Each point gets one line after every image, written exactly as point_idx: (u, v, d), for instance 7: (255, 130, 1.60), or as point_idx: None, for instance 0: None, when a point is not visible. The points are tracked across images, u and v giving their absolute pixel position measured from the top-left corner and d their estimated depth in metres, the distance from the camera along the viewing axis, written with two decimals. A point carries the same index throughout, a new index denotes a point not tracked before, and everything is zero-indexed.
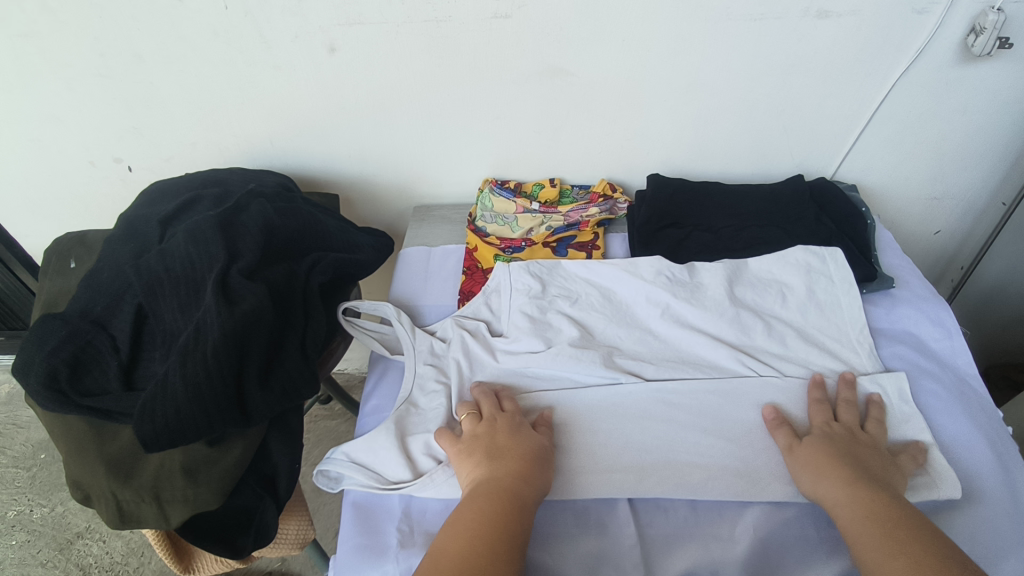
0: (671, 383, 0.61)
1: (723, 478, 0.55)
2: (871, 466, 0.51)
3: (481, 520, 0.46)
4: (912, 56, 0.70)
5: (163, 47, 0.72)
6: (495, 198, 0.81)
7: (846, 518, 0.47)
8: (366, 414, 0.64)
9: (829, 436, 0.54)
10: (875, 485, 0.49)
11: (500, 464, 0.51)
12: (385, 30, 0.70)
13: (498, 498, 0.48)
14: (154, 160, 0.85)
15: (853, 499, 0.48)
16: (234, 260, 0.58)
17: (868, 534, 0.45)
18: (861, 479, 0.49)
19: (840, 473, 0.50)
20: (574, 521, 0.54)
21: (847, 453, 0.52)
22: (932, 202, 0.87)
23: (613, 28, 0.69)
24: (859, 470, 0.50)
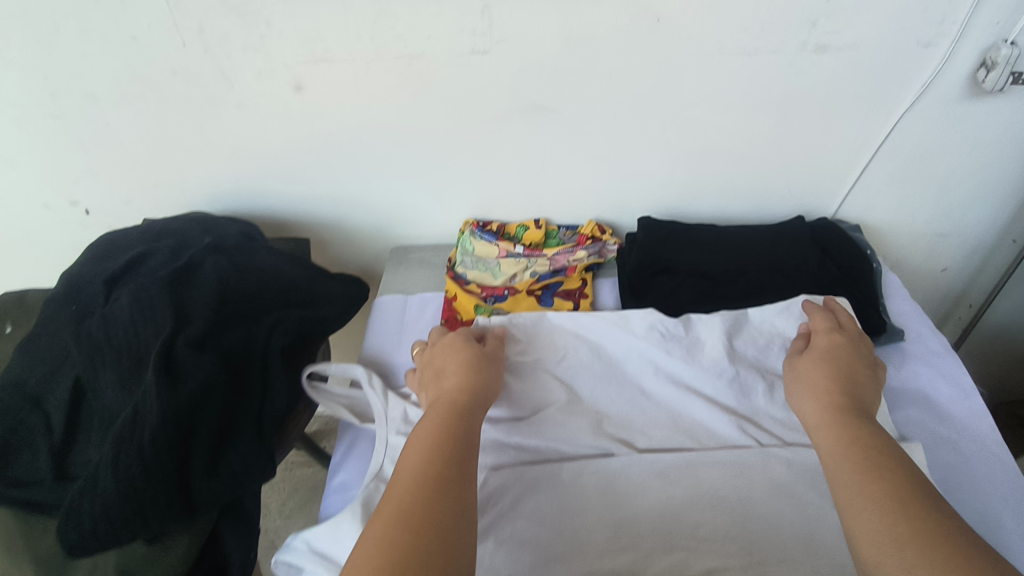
0: (669, 457, 0.56)
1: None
2: (861, 378, 0.52)
3: (437, 423, 0.47)
4: (918, 91, 0.66)
5: (117, 86, 0.67)
6: (476, 241, 0.77)
7: (822, 423, 0.48)
8: (332, 492, 0.58)
9: (824, 350, 0.56)
10: (850, 393, 0.50)
11: (449, 379, 0.54)
12: (355, 67, 0.65)
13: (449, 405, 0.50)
14: (113, 203, 0.80)
15: (830, 410, 0.49)
16: (182, 329, 0.52)
17: (836, 435, 0.46)
18: (840, 390, 0.50)
19: (821, 386, 0.51)
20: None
21: (839, 365, 0.53)
22: (940, 240, 0.82)
23: (599, 64, 0.64)
24: (841, 382, 0.51)
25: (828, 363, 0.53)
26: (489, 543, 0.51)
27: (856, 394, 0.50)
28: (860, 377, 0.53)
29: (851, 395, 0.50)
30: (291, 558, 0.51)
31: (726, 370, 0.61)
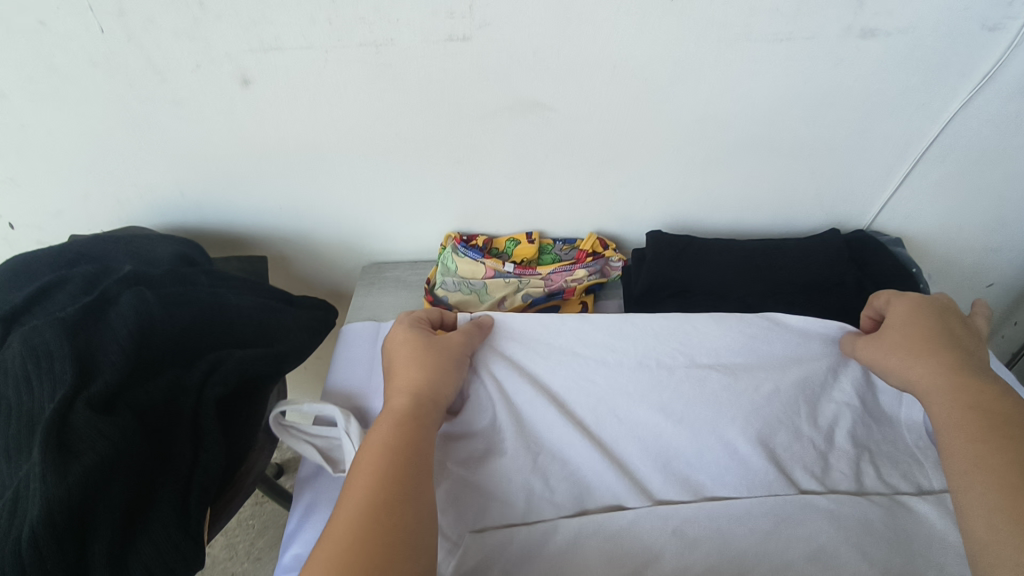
0: (691, 508, 0.46)
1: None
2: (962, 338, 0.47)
3: (389, 433, 0.42)
4: (978, 83, 0.56)
5: (29, 81, 0.57)
6: (460, 259, 0.66)
7: (937, 387, 0.43)
8: (285, 568, 0.47)
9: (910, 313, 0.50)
10: (955, 353, 0.45)
11: (402, 372, 0.49)
12: (312, 57, 0.55)
13: (403, 409, 0.45)
14: (41, 216, 0.69)
15: (942, 373, 0.44)
16: (85, 383, 0.42)
17: (949, 391, 0.42)
18: (940, 349, 0.46)
19: (922, 349, 0.46)
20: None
21: (931, 326, 0.48)
22: (987, 253, 0.72)
23: (602, 52, 0.54)
24: (938, 342, 0.46)
25: (916, 324, 0.49)
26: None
27: (959, 353, 0.45)
28: (958, 336, 0.48)
29: (954, 354, 0.45)
30: None
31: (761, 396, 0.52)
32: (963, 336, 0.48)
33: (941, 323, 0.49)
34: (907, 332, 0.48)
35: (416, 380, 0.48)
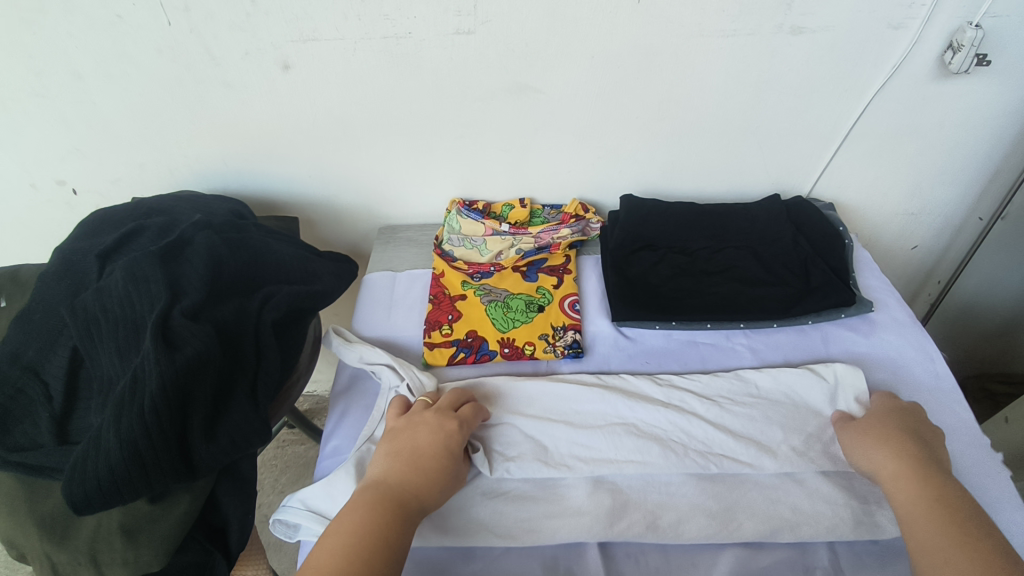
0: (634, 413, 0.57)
1: (695, 518, 0.50)
2: (936, 448, 0.50)
3: (366, 521, 0.43)
4: (889, 72, 0.68)
5: (102, 65, 0.68)
6: (463, 220, 0.79)
7: (900, 481, 0.47)
8: (325, 457, 0.59)
9: (899, 416, 0.53)
10: (923, 448, 0.49)
11: (405, 473, 0.48)
12: (342, 47, 0.66)
13: (385, 500, 0.45)
14: (100, 183, 0.80)
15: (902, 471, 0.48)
16: (177, 299, 0.55)
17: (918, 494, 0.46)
18: (910, 445, 0.50)
19: (896, 443, 0.50)
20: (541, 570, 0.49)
21: (911, 431, 0.51)
22: (910, 218, 0.85)
23: (581, 44, 0.65)
24: (910, 438, 0.50)
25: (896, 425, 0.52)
26: (475, 497, 0.52)
27: (936, 457, 0.49)
28: (934, 441, 0.51)
29: (929, 454, 0.49)
30: (285, 516, 0.52)
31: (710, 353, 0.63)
32: (935, 443, 0.51)
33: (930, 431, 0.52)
34: (891, 428, 0.52)
35: (408, 484, 0.47)
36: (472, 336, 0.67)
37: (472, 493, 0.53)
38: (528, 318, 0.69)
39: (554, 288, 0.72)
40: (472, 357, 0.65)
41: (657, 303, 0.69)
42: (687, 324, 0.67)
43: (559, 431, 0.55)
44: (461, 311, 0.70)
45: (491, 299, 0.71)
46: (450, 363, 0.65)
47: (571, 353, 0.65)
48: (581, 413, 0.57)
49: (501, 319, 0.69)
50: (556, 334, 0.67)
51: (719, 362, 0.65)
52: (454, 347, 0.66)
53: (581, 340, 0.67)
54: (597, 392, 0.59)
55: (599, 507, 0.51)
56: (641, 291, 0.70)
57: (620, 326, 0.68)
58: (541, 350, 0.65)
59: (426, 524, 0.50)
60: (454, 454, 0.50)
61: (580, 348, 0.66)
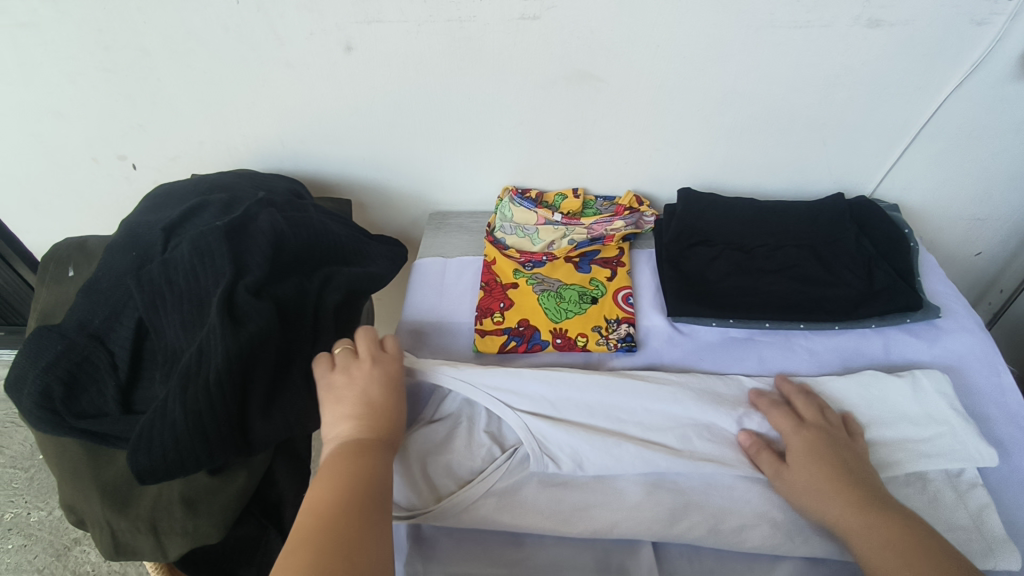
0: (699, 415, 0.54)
1: (760, 525, 0.49)
2: (864, 473, 0.48)
3: (346, 473, 0.44)
4: (967, 69, 0.66)
5: (169, 42, 0.68)
6: (516, 208, 0.78)
7: (851, 525, 0.45)
8: None
9: (811, 444, 0.50)
10: (850, 477, 0.47)
11: (360, 420, 0.48)
12: (406, 29, 0.66)
13: (351, 447, 0.46)
14: (160, 159, 0.82)
15: (854, 503, 0.45)
16: (241, 274, 0.55)
17: (872, 528, 0.44)
18: (839, 476, 0.47)
19: (824, 474, 0.47)
20: (593, 564, 0.49)
21: (836, 459, 0.48)
22: (976, 223, 0.82)
23: (648, 32, 0.64)
24: (850, 472, 0.48)
25: (827, 458, 0.48)
26: (531, 483, 0.52)
27: (865, 483, 0.47)
28: (853, 460, 0.49)
29: (853, 481, 0.47)
30: None
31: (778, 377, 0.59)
32: (861, 467, 0.48)
33: (847, 442, 0.50)
34: (815, 456, 0.49)
35: (376, 429, 0.48)
36: (524, 325, 0.66)
37: (528, 479, 0.52)
38: (582, 309, 0.68)
39: (607, 280, 0.71)
40: (524, 346, 0.64)
41: (713, 299, 0.67)
42: (744, 321, 0.66)
43: (628, 428, 0.53)
44: (513, 299, 0.69)
45: (543, 288, 0.70)
46: (501, 351, 0.64)
47: (623, 346, 0.64)
48: (655, 412, 0.55)
49: (554, 309, 0.68)
50: (610, 327, 0.66)
51: (778, 363, 0.63)
52: (505, 335, 0.65)
53: (634, 333, 0.66)
54: (683, 396, 0.55)
55: (658, 506, 0.50)
56: (697, 286, 0.69)
57: (675, 322, 0.67)
58: (594, 342, 0.65)
59: (483, 506, 0.50)
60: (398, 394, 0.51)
61: (633, 343, 0.65)
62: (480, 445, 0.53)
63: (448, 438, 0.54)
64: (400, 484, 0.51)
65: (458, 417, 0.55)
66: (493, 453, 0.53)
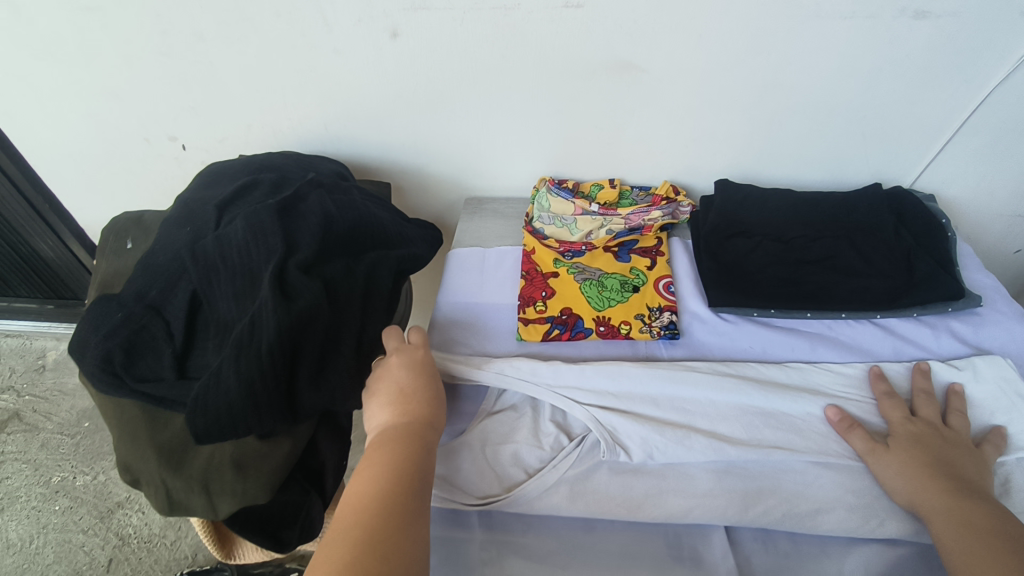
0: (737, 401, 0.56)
1: (834, 510, 0.50)
2: (966, 469, 0.49)
3: (383, 457, 0.47)
4: (1014, 63, 0.65)
5: (223, 26, 0.71)
6: (552, 198, 0.79)
7: (935, 505, 0.46)
8: None
9: (917, 437, 0.51)
10: (943, 465, 0.49)
11: (395, 411, 0.51)
12: (451, 17, 0.67)
13: (387, 438, 0.49)
14: (208, 140, 0.85)
15: (938, 492, 0.47)
16: (291, 252, 0.57)
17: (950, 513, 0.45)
18: (934, 461, 0.49)
19: (917, 458, 0.49)
20: (666, 548, 0.50)
21: (935, 450, 0.50)
22: (1016, 219, 0.82)
23: (690, 21, 0.65)
24: (937, 463, 0.49)
25: (925, 448, 0.50)
26: (602, 470, 0.53)
27: (955, 472, 0.48)
28: (955, 455, 0.50)
29: (948, 469, 0.48)
30: None
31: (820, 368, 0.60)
32: (964, 462, 0.50)
33: (957, 440, 0.52)
34: (910, 443, 0.51)
35: (412, 418, 0.51)
36: (567, 313, 0.67)
37: (599, 466, 0.54)
38: (624, 298, 0.69)
39: (648, 269, 0.72)
40: (568, 334, 0.65)
41: (754, 289, 0.68)
42: (786, 312, 0.67)
43: (693, 418, 0.55)
44: (555, 288, 0.70)
45: (584, 277, 0.71)
46: (545, 339, 0.65)
47: (667, 334, 0.65)
48: (698, 401, 0.56)
49: (596, 298, 0.69)
50: (653, 315, 0.67)
51: (827, 350, 0.63)
52: (548, 324, 0.66)
53: (677, 321, 0.67)
54: (729, 382, 0.57)
55: (730, 492, 0.51)
56: (736, 277, 0.69)
57: (718, 311, 0.68)
58: (637, 330, 0.65)
59: (557, 493, 0.52)
60: (429, 382, 0.54)
61: (676, 330, 0.65)
62: (547, 434, 0.55)
63: (516, 426, 0.56)
64: (475, 473, 0.53)
65: (525, 407, 0.58)
66: (561, 442, 0.54)
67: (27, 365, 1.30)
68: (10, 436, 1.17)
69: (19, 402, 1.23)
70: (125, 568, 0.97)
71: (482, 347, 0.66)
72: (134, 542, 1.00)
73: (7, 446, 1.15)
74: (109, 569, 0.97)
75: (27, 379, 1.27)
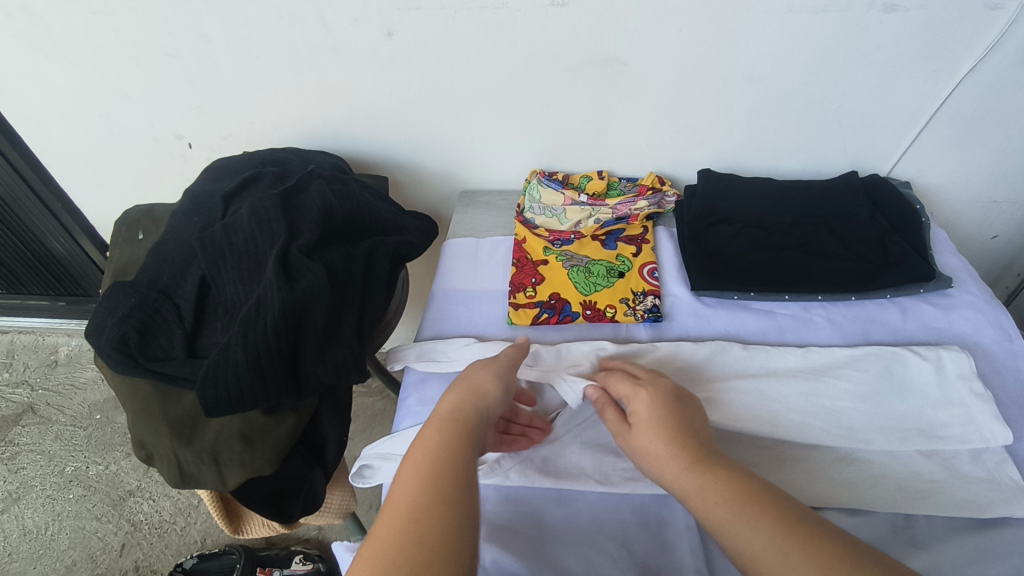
0: (712, 381, 0.59)
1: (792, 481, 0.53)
2: (698, 433, 0.47)
3: (452, 441, 0.43)
4: (980, 53, 0.68)
5: (227, 28, 0.74)
6: (543, 190, 0.82)
7: (688, 485, 0.43)
8: (405, 411, 0.63)
9: (651, 403, 0.49)
10: (678, 433, 0.46)
11: (462, 392, 0.49)
12: (443, 16, 0.71)
13: (466, 415, 0.46)
14: (214, 138, 0.89)
15: (692, 468, 0.43)
16: (294, 238, 0.60)
17: (718, 489, 0.41)
18: (676, 432, 0.46)
19: (670, 430, 0.46)
20: (631, 516, 0.53)
21: (675, 418, 0.48)
22: (991, 206, 0.85)
23: (669, 17, 0.68)
24: (682, 435, 0.46)
25: (669, 417, 0.48)
26: (574, 446, 0.57)
27: (700, 441, 0.46)
28: (688, 424, 0.47)
29: (688, 438, 0.46)
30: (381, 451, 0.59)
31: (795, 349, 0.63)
32: (694, 426, 0.48)
33: (688, 404, 0.50)
34: (652, 414, 0.48)
35: (490, 405, 0.49)
36: (555, 298, 0.71)
37: (571, 442, 0.57)
38: (610, 283, 0.72)
39: (633, 256, 0.75)
40: (556, 318, 0.68)
41: (735, 274, 0.71)
42: (765, 295, 0.70)
43: None
44: (544, 275, 0.73)
45: (572, 264, 0.74)
46: (535, 322, 0.68)
47: (650, 316, 0.68)
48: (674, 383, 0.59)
49: (583, 283, 0.72)
50: (637, 298, 0.70)
51: (798, 332, 0.67)
52: (537, 308, 0.70)
53: (660, 305, 0.70)
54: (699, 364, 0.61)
55: None
56: (719, 262, 0.72)
57: (699, 295, 0.71)
58: (622, 313, 0.68)
59: (530, 465, 0.55)
60: (509, 380, 0.52)
61: (659, 313, 0.68)
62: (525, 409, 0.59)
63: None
64: None
65: None
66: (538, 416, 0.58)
67: (41, 360, 1.35)
68: (25, 429, 1.21)
69: (33, 396, 1.27)
70: (137, 552, 1.01)
71: (474, 330, 0.69)
72: (145, 529, 1.04)
73: (22, 438, 1.19)
74: (121, 554, 1.01)
75: (41, 374, 1.31)
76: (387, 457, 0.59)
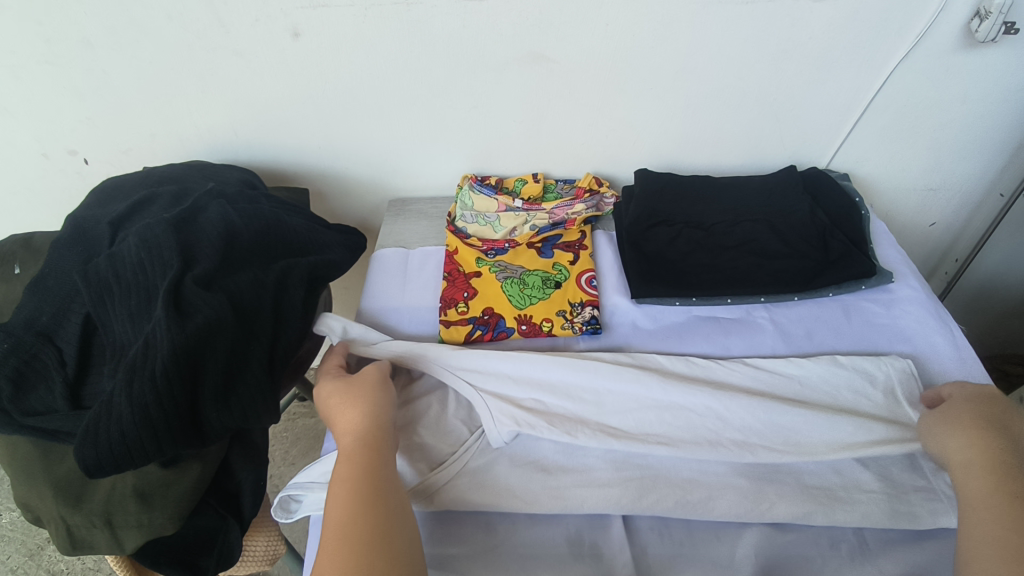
0: (653, 396, 0.56)
1: (726, 495, 0.50)
2: (1021, 433, 0.45)
3: (355, 477, 0.43)
4: (912, 41, 0.67)
5: (113, 32, 0.67)
6: (476, 196, 0.77)
7: (977, 479, 0.43)
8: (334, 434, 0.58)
9: (978, 401, 0.48)
10: (1012, 441, 0.44)
11: (345, 413, 0.48)
12: (353, 13, 0.65)
13: (360, 445, 0.45)
14: (112, 153, 0.81)
15: (985, 460, 0.43)
16: (189, 268, 0.54)
17: (991, 489, 0.41)
18: (998, 433, 0.45)
19: (983, 430, 0.45)
20: (568, 548, 0.49)
21: (996, 416, 0.46)
22: (929, 193, 0.85)
23: (596, 12, 0.64)
24: (999, 431, 0.45)
25: (987, 415, 0.47)
26: (502, 464, 0.53)
27: (1019, 443, 0.44)
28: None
29: (1013, 439, 0.44)
30: (298, 482, 0.52)
31: (738, 365, 0.60)
32: None
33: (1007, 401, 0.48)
34: (989, 411, 0.47)
35: (376, 420, 0.47)
36: (488, 313, 0.66)
37: (499, 458, 0.53)
38: (546, 295, 0.68)
39: (570, 264, 0.71)
40: (489, 334, 0.64)
41: (676, 279, 0.68)
42: (707, 300, 0.67)
43: (606, 419, 0.54)
44: (476, 288, 0.69)
45: (506, 275, 0.70)
46: (467, 341, 0.64)
47: (589, 329, 0.64)
48: (609, 390, 0.56)
49: (518, 296, 0.68)
50: (574, 310, 0.66)
51: (742, 336, 0.64)
52: (470, 324, 0.66)
53: (599, 316, 0.66)
54: (630, 372, 0.57)
55: (627, 482, 0.51)
56: (658, 266, 0.69)
57: (639, 302, 0.68)
58: (559, 327, 0.65)
59: (455, 487, 0.51)
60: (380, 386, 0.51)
61: (598, 325, 0.65)
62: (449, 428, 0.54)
63: (423, 411, 0.56)
64: None
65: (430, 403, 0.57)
66: (462, 436, 0.54)
67: None
68: None
69: None
70: None
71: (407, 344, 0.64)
72: None
73: None
74: None
75: None
76: (307, 487, 0.52)
